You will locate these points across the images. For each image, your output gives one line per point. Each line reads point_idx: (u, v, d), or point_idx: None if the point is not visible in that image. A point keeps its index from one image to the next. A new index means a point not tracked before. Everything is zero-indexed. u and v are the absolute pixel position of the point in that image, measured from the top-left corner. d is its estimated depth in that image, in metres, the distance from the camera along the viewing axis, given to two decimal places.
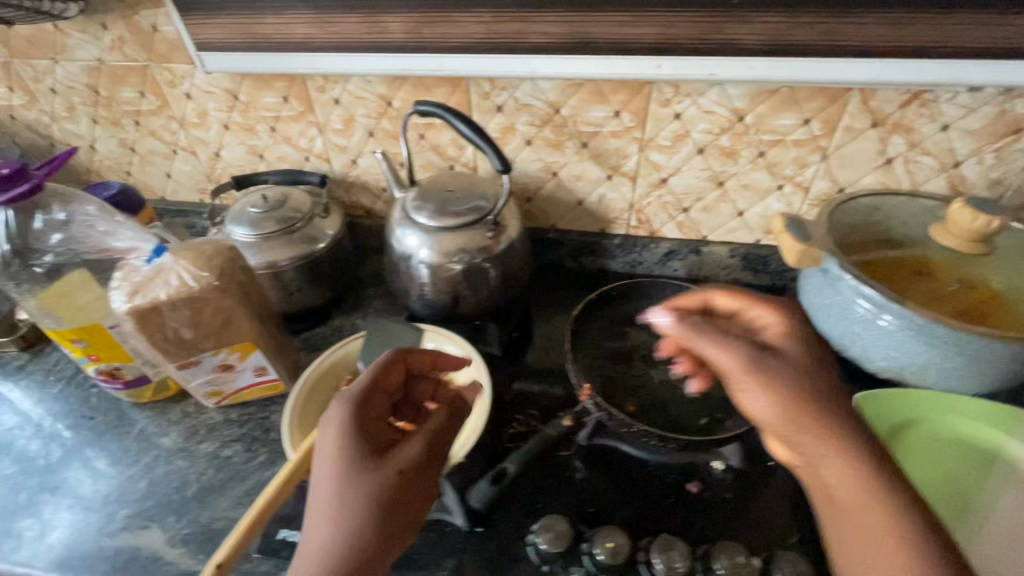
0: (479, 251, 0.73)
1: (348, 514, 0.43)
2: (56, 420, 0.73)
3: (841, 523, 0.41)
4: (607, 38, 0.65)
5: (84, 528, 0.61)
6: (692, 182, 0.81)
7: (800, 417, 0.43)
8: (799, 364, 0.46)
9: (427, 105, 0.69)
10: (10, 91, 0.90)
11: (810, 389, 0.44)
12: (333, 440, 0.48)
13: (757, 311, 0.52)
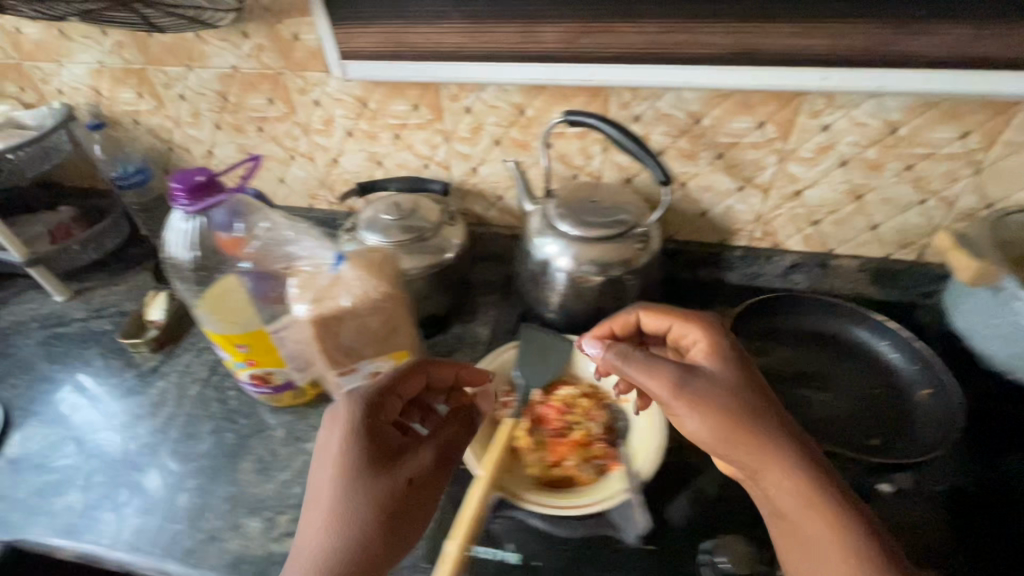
0: (620, 265, 0.73)
1: (359, 513, 0.48)
2: (152, 413, 0.76)
3: (790, 535, 0.49)
4: (776, 50, 0.64)
5: (160, 516, 0.64)
6: (828, 195, 0.80)
7: (745, 439, 0.51)
8: (730, 386, 0.54)
9: (581, 116, 0.68)
10: (139, 97, 0.92)
11: (739, 410, 0.52)
12: (336, 448, 0.51)
13: (693, 336, 0.60)
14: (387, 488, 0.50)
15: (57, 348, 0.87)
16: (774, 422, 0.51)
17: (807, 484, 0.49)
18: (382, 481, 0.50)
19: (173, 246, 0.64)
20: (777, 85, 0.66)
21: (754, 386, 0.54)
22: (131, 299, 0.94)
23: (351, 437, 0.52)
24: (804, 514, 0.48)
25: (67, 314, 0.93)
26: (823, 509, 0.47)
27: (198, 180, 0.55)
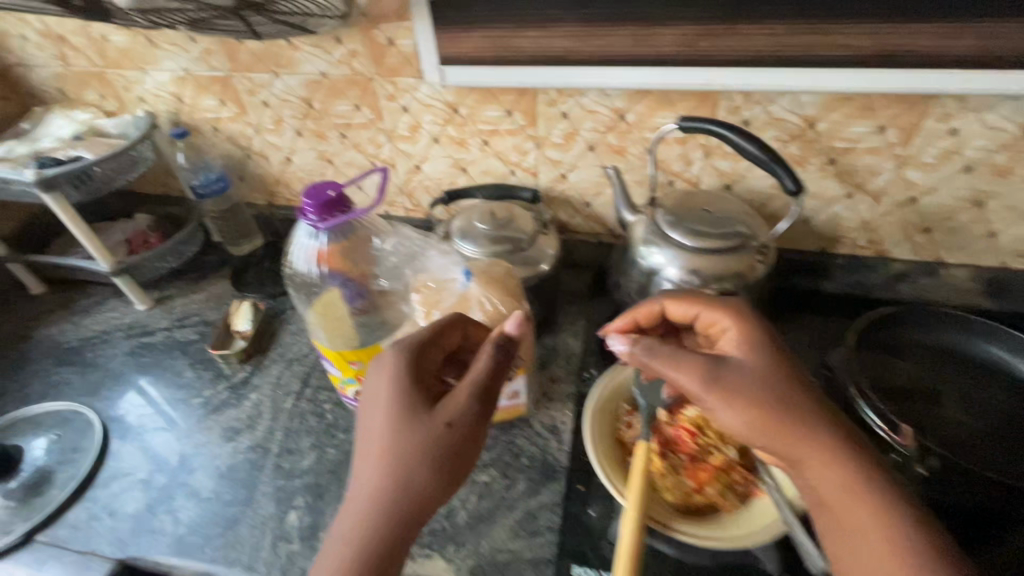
0: (734, 278, 0.70)
1: (401, 464, 0.47)
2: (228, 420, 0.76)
3: (832, 521, 0.45)
4: (916, 52, 0.61)
5: (244, 521, 0.64)
6: (946, 202, 0.76)
7: (784, 433, 0.47)
8: (762, 375, 0.50)
9: (703, 125, 0.66)
10: (221, 104, 0.91)
11: (775, 402, 0.48)
12: (382, 403, 0.50)
13: (724, 324, 0.56)
14: (425, 441, 0.48)
15: (145, 358, 0.87)
16: (812, 412, 0.47)
17: (852, 477, 0.45)
18: (421, 432, 0.48)
19: (295, 258, 0.66)
20: (914, 87, 0.63)
21: (787, 376, 0.49)
22: (212, 308, 0.94)
23: (391, 393, 0.51)
24: (853, 507, 0.44)
25: (151, 324, 0.92)
26: (871, 501, 0.43)
27: (331, 197, 0.54)
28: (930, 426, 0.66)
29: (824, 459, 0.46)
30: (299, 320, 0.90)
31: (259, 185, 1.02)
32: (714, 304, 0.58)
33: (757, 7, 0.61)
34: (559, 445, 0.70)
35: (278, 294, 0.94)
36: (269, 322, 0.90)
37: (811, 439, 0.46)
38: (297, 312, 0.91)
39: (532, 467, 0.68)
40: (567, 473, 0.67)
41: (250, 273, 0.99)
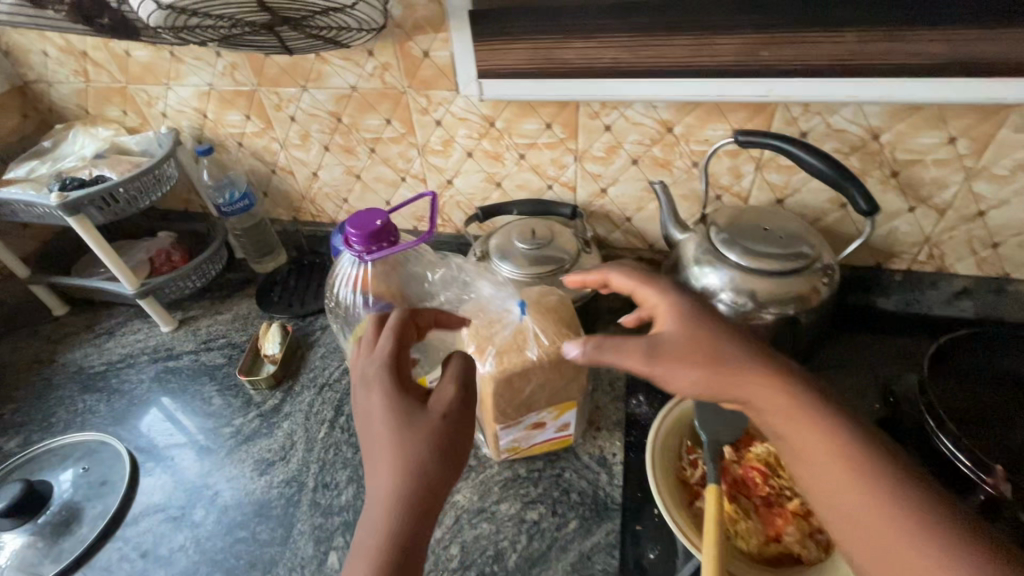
0: (795, 302, 0.65)
1: (414, 466, 0.41)
2: (261, 449, 0.73)
3: (803, 468, 0.42)
4: (1000, 57, 0.56)
5: (275, 559, 0.62)
6: (1017, 216, 0.71)
7: (732, 384, 0.45)
8: (697, 332, 0.47)
9: (766, 141, 0.61)
10: (246, 119, 0.88)
11: (721, 357, 0.45)
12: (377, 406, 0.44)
13: (649, 293, 0.52)
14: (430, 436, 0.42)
15: (172, 384, 0.84)
16: (755, 360, 0.45)
17: (816, 422, 0.42)
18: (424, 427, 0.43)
19: (338, 285, 0.65)
20: (998, 96, 0.57)
21: (714, 328, 0.47)
22: (239, 330, 0.91)
23: (382, 391, 0.44)
24: (829, 450, 0.41)
25: (176, 347, 0.89)
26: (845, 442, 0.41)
27: (376, 223, 0.53)
28: None
29: (783, 403, 0.43)
30: (329, 342, 0.87)
31: (284, 201, 0.98)
32: (647, 276, 0.54)
33: (824, 12, 0.57)
34: (610, 479, 0.66)
35: (306, 314, 0.91)
36: (298, 344, 0.87)
37: (765, 384, 0.44)
38: (326, 334, 0.88)
39: (582, 504, 0.64)
40: (621, 511, 0.63)
41: (276, 291, 0.96)
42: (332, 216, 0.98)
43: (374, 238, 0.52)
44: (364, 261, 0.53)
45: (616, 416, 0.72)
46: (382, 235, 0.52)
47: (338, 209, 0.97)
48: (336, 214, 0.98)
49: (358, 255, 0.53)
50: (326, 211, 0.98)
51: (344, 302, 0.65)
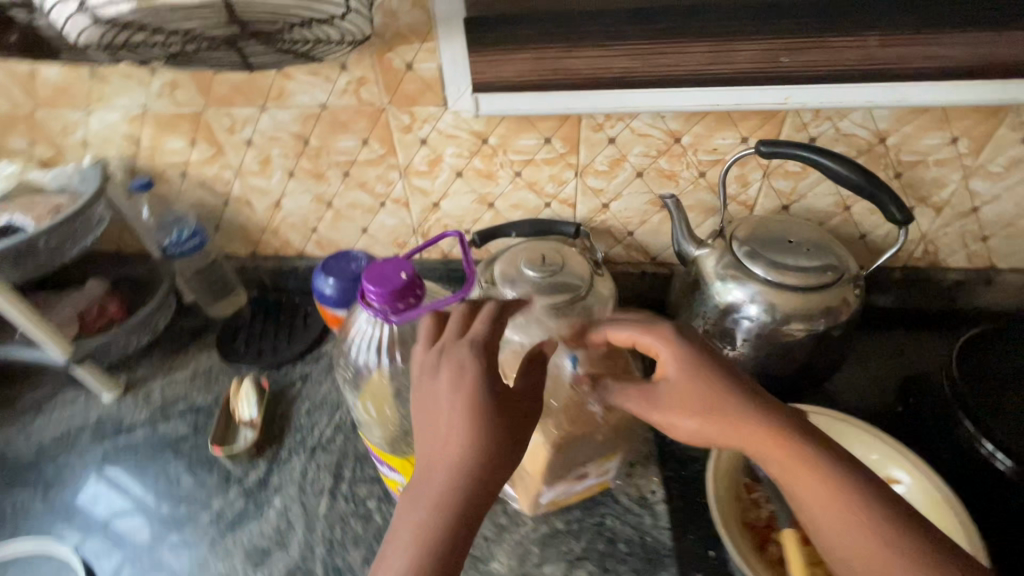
0: (824, 314, 0.63)
1: (492, 450, 0.42)
2: (250, 533, 0.64)
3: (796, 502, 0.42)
4: (1010, 61, 0.56)
5: None
6: (1009, 210, 0.72)
7: (730, 439, 0.43)
8: (693, 386, 0.44)
9: (793, 151, 0.59)
10: (192, 145, 0.76)
11: (715, 416, 0.43)
12: (464, 387, 0.43)
13: (641, 339, 0.48)
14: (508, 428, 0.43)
15: (129, 464, 0.71)
16: (753, 413, 0.43)
17: (819, 477, 0.41)
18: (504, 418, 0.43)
19: (355, 346, 0.57)
20: (1003, 99, 0.59)
21: (711, 379, 0.44)
22: (203, 390, 0.79)
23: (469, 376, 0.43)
24: (832, 507, 0.40)
25: (127, 418, 0.76)
26: (847, 495, 0.40)
27: (402, 276, 0.49)
28: None
29: (781, 458, 0.42)
30: (314, 395, 0.77)
31: (240, 235, 0.86)
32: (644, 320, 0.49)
33: (848, 17, 0.55)
34: (654, 521, 0.62)
35: (281, 365, 0.80)
36: (277, 401, 0.76)
37: (764, 442, 0.42)
38: (309, 385, 0.78)
39: (632, 554, 0.60)
40: (674, 558, 0.59)
41: (240, 340, 0.84)
42: (298, 247, 0.87)
43: (395, 297, 0.48)
44: (386, 321, 0.49)
45: (648, 449, 0.67)
46: (404, 293, 0.48)
47: (306, 240, 0.86)
48: (304, 246, 0.87)
49: (377, 315, 0.49)
50: (292, 242, 0.87)
51: (362, 366, 0.57)
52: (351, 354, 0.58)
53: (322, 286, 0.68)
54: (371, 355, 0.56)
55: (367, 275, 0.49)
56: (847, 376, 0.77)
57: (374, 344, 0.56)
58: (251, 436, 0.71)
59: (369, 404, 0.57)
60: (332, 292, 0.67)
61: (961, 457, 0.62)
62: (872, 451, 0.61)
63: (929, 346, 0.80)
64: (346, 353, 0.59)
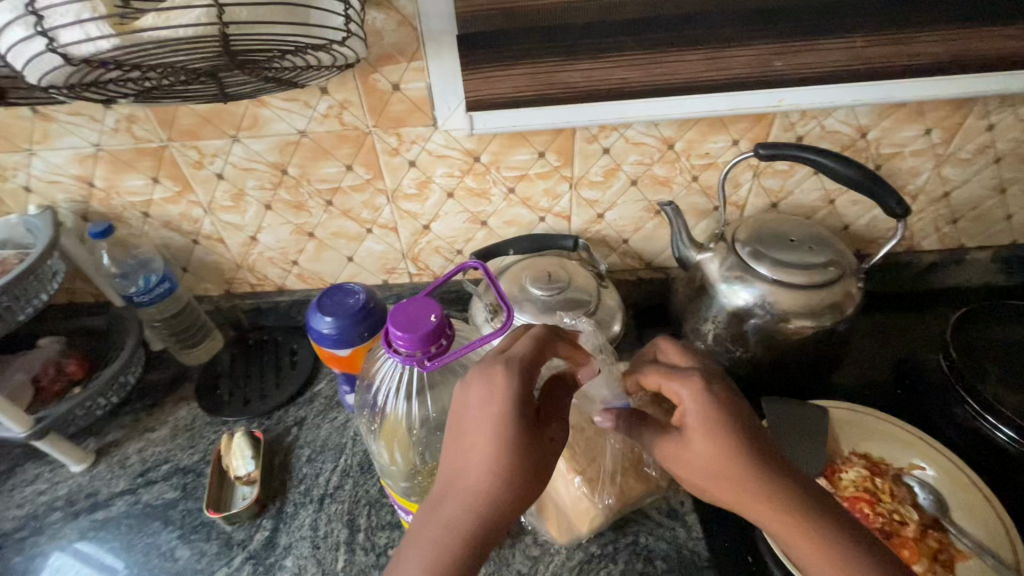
0: (829, 309, 0.63)
1: (519, 475, 0.40)
2: None
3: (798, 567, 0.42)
4: (979, 55, 0.60)
5: None
6: (976, 192, 0.76)
7: (737, 501, 0.42)
8: (713, 448, 0.42)
9: (796, 153, 0.61)
10: (154, 183, 0.69)
11: (728, 479, 0.42)
12: (494, 411, 0.41)
13: (667, 386, 0.46)
14: (537, 455, 0.42)
15: (111, 542, 0.64)
16: (769, 480, 0.41)
17: (826, 550, 0.40)
18: (535, 445, 0.41)
19: (377, 390, 0.54)
20: (973, 90, 0.62)
21: (732, 451, 0.42)
22: (186, 449, 0.72)
23: (501, 399, 0.41)
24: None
25: (102, 489, 0.69)
26: (850, 569, 0.39)
27: (432, 321, 0.44)
28: None
29: (787, 525, 0.41)
30: (312, 440, 0.72)
31: (212, 274, 0.80)
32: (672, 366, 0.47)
33: (835, 21, 0.57)
34: (688, 533, 0.61)
35: (271, 411, 0.75)
36: (273, 451, 0.71)
37: (772, 509, 0.41)
38: (306, 431, 0.73)
39: (671, 570, 0.58)
40: (714, 567, 0.58)
41: (222, 388, 0.77)
42: (277, 282, 0.81)
43: (427, 340, 0.43)
44: (418, 368, 0.44)
45: None
46: (436, 334, 0.44)
47: (286, 274, 0.81)
48: (284, 280, 0.81)
49: (408, 361, 0.44)
50: (270, 277, 0.81)
51: (385, 410, 0.54)
52: (372, 398, 0.55)
53: (319, 325, 0.63)
54: (397, 398, 0.53)
55: (392, 317, 0.44)
56: (846, 362, 0.78)
57: (399, 385, 0.53)
58: (250, 494, 0.65)
59: (386, 451, 0.54)
60: (330, 331, 0.63)
61: (965, 433, 0.65)
62: (895, 443, 0.62)
63: (914, 326, 0.83)
64: (365, 398, 0.56)
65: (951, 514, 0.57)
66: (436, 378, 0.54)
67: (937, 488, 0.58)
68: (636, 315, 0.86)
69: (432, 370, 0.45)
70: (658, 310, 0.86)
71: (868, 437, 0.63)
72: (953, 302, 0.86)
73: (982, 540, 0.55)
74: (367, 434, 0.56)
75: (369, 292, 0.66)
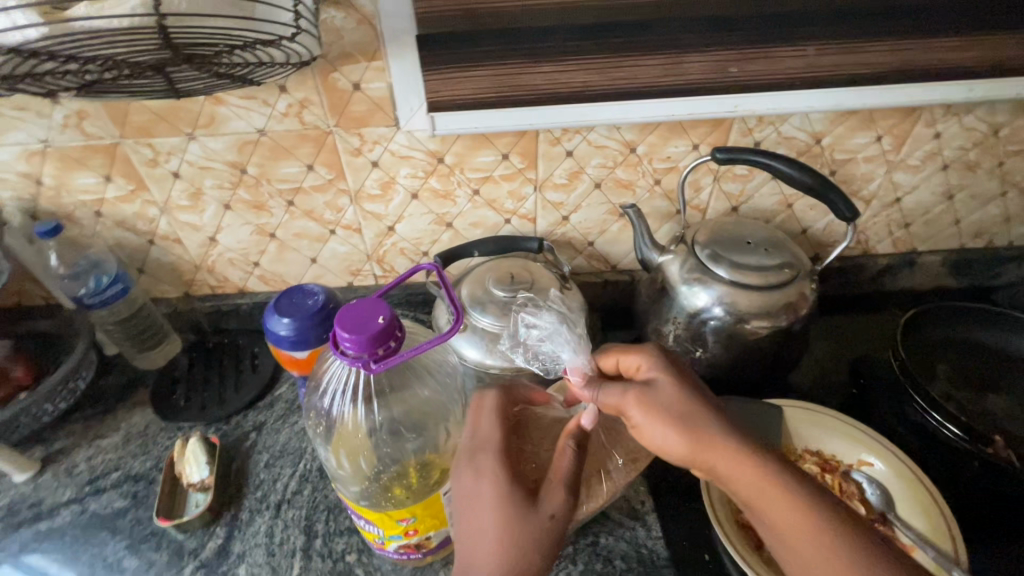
0: (785, 310, 0.65)
1: (525, 546, 0.43)
2: None
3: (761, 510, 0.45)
4: (923, 65, 0.62)
5: None
6: (926, 198, 0.79)
7: (698, 443, 0.46)
8: (674, 399, 0.48)
9: (750, 157, 0.63)
10: (106, 181, 0.67)
11: (690, 424, 0.47)
12: (484, 490, 0.46)
13: (628, 361, 0.53)
14: (536, 525, 0.44)
15: (55, 554, 0.61)
16: (725, 424, 0.47)
17: (776, 484, 0.44)
18: (531, 515, 0.44)
19: (325, 392, 0.53)
20: (921, 99, 0.65)
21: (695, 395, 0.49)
22: (139, 456, 0.69)
23: (490, 480, 0.46)
24: (783, 509, 0.44)
25: (47, 499, 0.66)
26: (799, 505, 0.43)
27: (378, 322, 0.43)
28: (997, 421, 0.67)
29: (740, 463, 0.45)
30: (271, 445, 0.70)
31: (169, 275, 0.78)
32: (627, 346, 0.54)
33: (788, 29, 0.58)
34: (648, 532, 0.61)
35: (230, 416, 0.73)
36: (230, 456, 0.69)
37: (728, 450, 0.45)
38: (264, 436, 0.71)
39: (630, 570, 0.59)
40: (672, 566, 0.59)
41: (178, 393, 0.75)
42: (238, 284, 0.80)
43: (373, 342, 0.43)
44: (364, 370, 0.44)
45: None
46: (383, 336, 0.43)
47: (247, 276, 0.79)
48: (244, 282, 0.80)
49: (354, 364, 0.43)
50: (231, 279, 0.79)
51: (334, 414, 0.53)
52: (321, 401, 0.54)
53: (276, 327, 0.62)
54: (345, 402, 0.53)
55: (339, 319, 0.44)
56: (804, 363, 0.80)
57: (349, 390, 0.52)
58: (204, 501, 0.64)
59: (340, 458, 0.53)
60: (287, 333, 0.62)
61: None
62: (846, 438, 0.64)
63: (869, 327, 0.86)
64: (314, 401, 0.54)
65: (896, 509, 0.58)
66: (392, 379, 0.53)
67: (883, 484, 0.60)
68: (603, 317, 0.87)
69: (379, 372, 0.45)
70: (624, 312, 0.87)
71: (822, 433, 0.65)
72: (906, 303, 0.89)
73: (926, 535, 0.56)
74: (318, 440, 0.55)
75: (329, 293, 0.65)
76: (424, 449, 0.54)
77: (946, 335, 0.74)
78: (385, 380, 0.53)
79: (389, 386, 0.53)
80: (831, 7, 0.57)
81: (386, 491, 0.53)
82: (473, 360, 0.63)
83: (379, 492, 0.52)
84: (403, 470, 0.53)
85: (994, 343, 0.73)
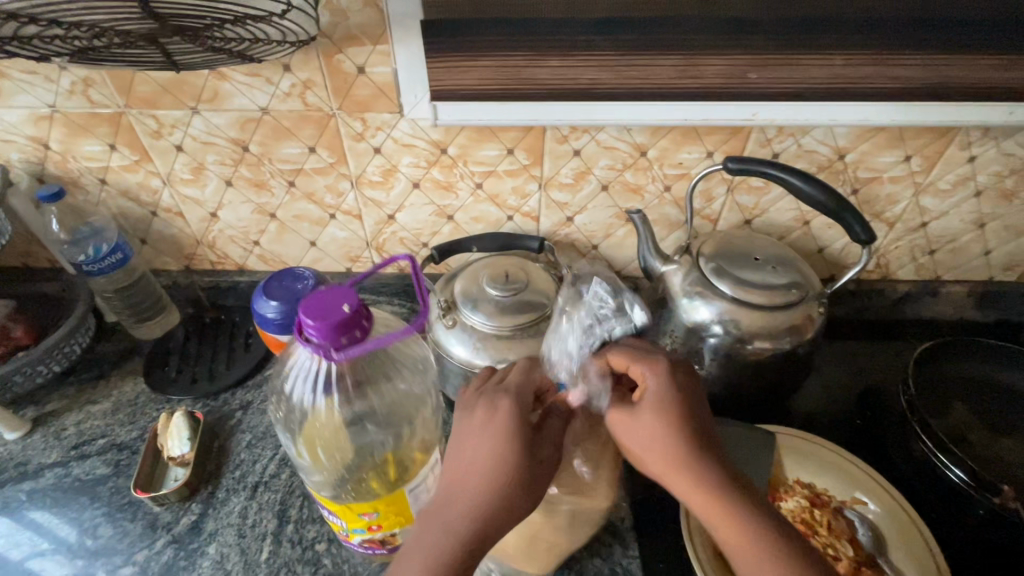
0: (790, 332, 0.61)
1: (519, 491, 0.45)
2: None
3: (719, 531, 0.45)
4: (958, 83, 0.59)
5: None
6: (954, 225, 0.74)
7: (667, 474, 0.47)
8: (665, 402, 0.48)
9: (764, 170, 0.59)
10: (111, 150, 0.67)
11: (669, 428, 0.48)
12: (495, 425, 0.47)
13: (633, 367, 0.51)
14: (530, 471, 0.46)
15: (35, 514, 0.62)
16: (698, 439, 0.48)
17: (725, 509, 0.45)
18: (528, 459, 0.46)
19: (290, 378, 0.52)
20: (952, 119, 0.61)
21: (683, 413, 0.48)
22: (125, 425, 0.70)
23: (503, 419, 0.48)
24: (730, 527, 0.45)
25: (33, 460, 0.67)
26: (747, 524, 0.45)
27: (343, 308, 0.42)
28: (1010, 471, 0.62)
29: (716, 510, 0.45)
30: (255, 425, 0.70)
31: (170, 247, 0.78)
32: (637, 350, 0.52)
33: (815, 36, 0.55)
34: (624, 550, 0.60)
35: (218, 393, 0.73)
36: (212, 433, 0.69)
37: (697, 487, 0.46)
38: (249, 416, 0.71)
39: None
40: None
41: (171, 365, 0.75)
42: (238, 261, 0.80)
43: (337, 330, 0.42)
44: (325, 358, 0.43)
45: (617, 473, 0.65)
46: (347, 326, 0.42)
47: (246, 254, 0.79)
48: (244, 260, 0.79)
49: (316, 351, 0.43)
50: (231, 256, 0.79)
51: (296, 401, 0.51)
52: (284, 387, 0.53)
53: (264, 309, 0.62)
54: (307, 388, 0.50)
55: (305, 306, 0.43)
56: (808, 387, 0.77)
57: (312, 377, 0.50)
58: (182, 476, 0.64)
59: (303, 450, 0.52)
60: (275, 316, 0.62)
61: (918, 471, 0.61)
62: (841, 474, 0.61)
63: (883, 355, 0.81)
64: (281, 388, 0.53)
65: (888, 553, 0.56)
66: (370, 371, 0.51)
67: (876, 525, 0.57)
68: None
69: (340, 361, 0.44)
70: None
71: (814, 465, 0.62)
72: (924, 334, 0.84)
73: None
74: (280, 426, 0.54)
75: (319, 278, 0.64)
76: (397, 442, 0.53)
77: (964, 372, 0.69)
78: (358, 373, 0.51)
79: (361, 379, 0.51)
80: (862, 14, 0.54)
81: (357, 483, 0.52)
82: (461, 358, 0.62)
83: (349, 484, 0.52)
84: (376, 465, 0.52)
85: (1016, 387, 0.69)
